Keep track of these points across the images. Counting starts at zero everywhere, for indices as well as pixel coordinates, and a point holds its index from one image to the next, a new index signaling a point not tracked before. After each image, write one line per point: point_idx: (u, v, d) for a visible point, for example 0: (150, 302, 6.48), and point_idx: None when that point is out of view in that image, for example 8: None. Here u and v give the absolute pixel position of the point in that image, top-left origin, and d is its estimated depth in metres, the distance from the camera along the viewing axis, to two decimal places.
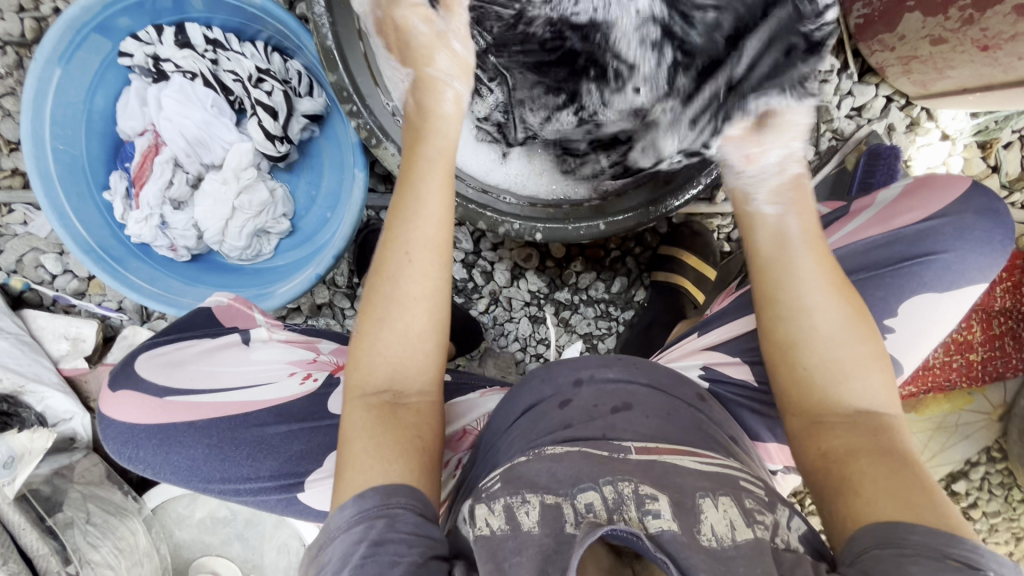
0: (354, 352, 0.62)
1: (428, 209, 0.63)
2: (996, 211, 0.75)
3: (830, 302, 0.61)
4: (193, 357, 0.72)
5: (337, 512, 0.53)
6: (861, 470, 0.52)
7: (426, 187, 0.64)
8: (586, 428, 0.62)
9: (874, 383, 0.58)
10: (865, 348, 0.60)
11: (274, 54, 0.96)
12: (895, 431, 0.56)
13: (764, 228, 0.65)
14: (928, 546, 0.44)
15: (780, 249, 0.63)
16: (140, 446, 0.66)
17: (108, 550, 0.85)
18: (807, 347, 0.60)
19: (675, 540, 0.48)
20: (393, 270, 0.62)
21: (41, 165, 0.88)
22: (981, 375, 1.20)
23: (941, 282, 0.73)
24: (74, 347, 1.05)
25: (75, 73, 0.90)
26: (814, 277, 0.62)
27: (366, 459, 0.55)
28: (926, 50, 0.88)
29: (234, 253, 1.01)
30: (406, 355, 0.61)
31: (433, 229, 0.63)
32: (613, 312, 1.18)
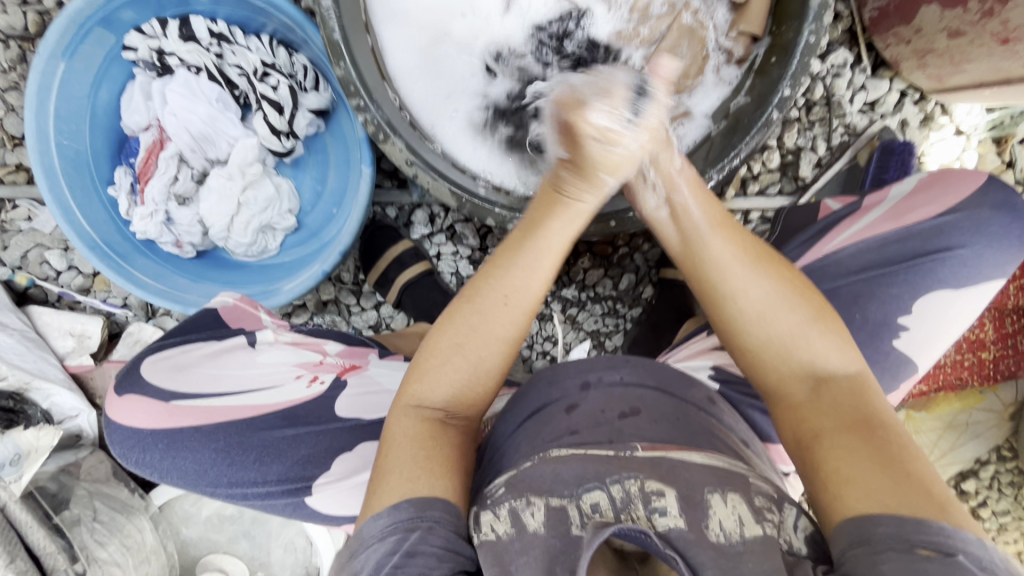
0: (420, 361, 0.62)
1: (541, 264, 0.62)
2: (1014, 205, 0.73)
3: (754, 279, 0.61)
4: (198, 360, 0.72)
5: (369, 521, 0.53)
6: (827, 454, 0.53)
7: (546, 247, 0.62)
8: (593, 434, 0.61)
9: (825, 345, 0.59)
10: (801, 313, 0.60)
11: (279, 48, 0.94)
12: (867, 395, 0.57)
13: (675, 221, 0.65)
14: (896, 538, 0.44)
15: (692, 242, 0.64)
16: (147, 450, 0.65)
17: (115, 547, 0.84)
18: (743, 327, 0.61)
19: (681, 537, 0.48)
20: (484, 304, 0.61)
21: (46, 160, 0.87)
22: (993, 373, 1.19)
23: (957, 279, 0.71)
24: (80, 343, 1.05)
25: (78, 67, 0.89)
26: (732, 261, 0.62)
27: (408, 468, 0.55)
28: (943, 43, 0.86)
29: (239, 250, 1.00)
30: (471, 385, 0.62)
31: (538, 285, 0.62)
32: (621, 309, 1.17)
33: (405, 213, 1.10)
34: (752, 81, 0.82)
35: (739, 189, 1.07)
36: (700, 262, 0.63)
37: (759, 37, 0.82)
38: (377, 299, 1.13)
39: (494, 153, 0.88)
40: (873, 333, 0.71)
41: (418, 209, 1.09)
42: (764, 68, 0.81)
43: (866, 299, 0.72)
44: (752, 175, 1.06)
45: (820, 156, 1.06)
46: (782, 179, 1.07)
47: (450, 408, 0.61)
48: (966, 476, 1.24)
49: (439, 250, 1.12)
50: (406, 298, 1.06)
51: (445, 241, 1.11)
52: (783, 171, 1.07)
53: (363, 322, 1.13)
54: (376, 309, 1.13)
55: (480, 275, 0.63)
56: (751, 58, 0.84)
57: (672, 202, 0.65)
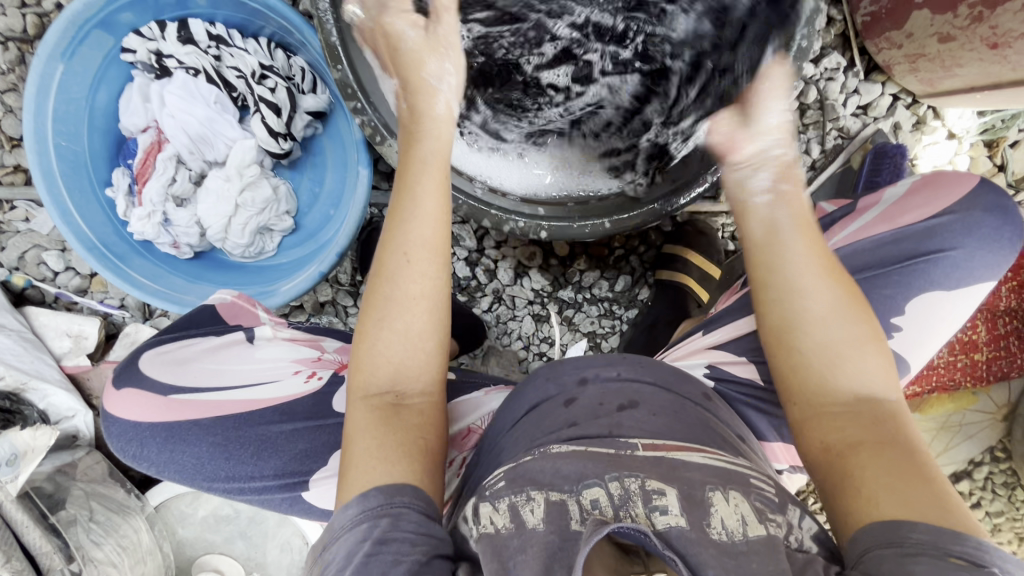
0: (358, 351, 0.63)
1: (425, 206, 0.64)
2: (1005, 208, 0.74)
3: (818, 289, 0.61)
4: (197, 355, 0.73)
5: (339, 513, 0.54)
6: (863, 465, 0.52)
7: (421, 194, 0.65)
8: (591, 427, 0.62)
9: (872, 367, 0.59)
10: (860, 330, 0.60)
11: (278, 51, 0.95)
12: (901, 420, 0.56)
13: (755, 215, 0.66)
14: (929, 544, 0.44)
15: (774, 234, 0.64)
16: (145, 444, 0.66)
17: (112, 547, 0.84)
18: (800, 324, 0.61)
19: (682, 536, 0.48)
20: (392, 271, 0.63)
21: (44, 161, 0.87)
22: (986, 375, 1.20)
23: (950, 280, 0.72)
24: (77, 344, 1.05)
25: (77, 69, 0.90)
26: (799, 272, 0.62)
27: (365, 461, 0.56)
28: (934, 48, 0.87)
29: (237, 251, 1.00)
30: (408, 356, 0.62)
31: (432, 230, 0.64)
32: (617, 311, 1.17)
33: None
34: None
35: None
36: (769, 263, 0.64)
37: None
38: None
39: (488, 155, 0.89)
40: None
41: None
42: None
43: None
44: None
45: (815, 159, 1.08)
46: None
47: (396, 389, 0.62)
48: (960, 477, 1.25)
49: None
50: None
51: None
52: None
53: None
54: None
55: (382, 251, 0.65)
56: None
57: (740, 202, 0.67)
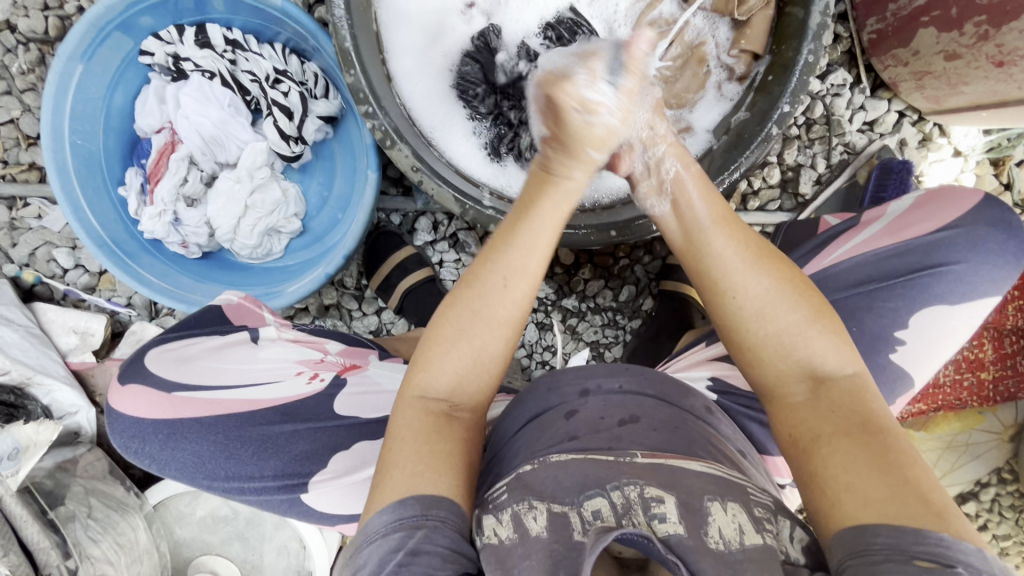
0: (421, 352, 0.63)
1: (537, 246, 0.62)
2: (1010, 223, 0.74)
3: (755, 278, 0.60)
4: (201, 353, 0.73)
5: (375, 516, 0.54)
6: (827, 460, 0.52)
7: (538, 228, 0.62)
8: (592, 440, 0.61)
9: (823, 346, 0.58)
10: (801, 312, 0.60)
11: (292, 56, 0.97)
12: (864, 396, 0.57)
13: (676, 215, 0.65)
14: (893, 548, 0.45)
15: (693, 233, 0.63)
16: (146, 442, 0.66)
17: (108, 545, 0.84)
18: (742, 322, 0.60)
19: (682, 544, 0.48)
20: (483, 288, 0.61)
21: (59, 159, 0.89)
22: (993, 395, 1.19)
23: (953, 294, 0.72)
24: (83, 341, 1.05)
25: (96, 69, 0.91)
26: (730, 260, 0.61)
27: (410, 462, 0.56)
28: (940, 65, 0.87)
29: (244, 252, 1.01)
30: (472, 374, 0.62)
31: (536, 265, 0.62)
32: (620, 321, 1.17)
33: (409, 220, 1.12)
34: (752, 98, 0.84)
35: (740, 204, 1.09)
36: (700, 253, 0.63)
37: (760, 55, 0.84)
38: (378, 305, 1.14)
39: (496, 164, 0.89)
40: (868, 348, 0.71)
41: (422, 216, 1.10)
42: (763, 86, 0.83)
43: (862, 313, 0.72)
44: (752, 191, 1.08)
45: (820, 174, 1.08)
46: (782, 195, 1.09)
47: (456, 396, 0.62)
48: (966, 498, 1.23)
49: (440, 258, 1.13)
50: (406, 303, 1.08)
51: (448, 249, 1.12)
52: (783, 187, 1.09)
53: (363, 327, 1.15)
54: (377, 315, 1.15)
55: (485, 254, 0.63)
56: (752, 75, 0.85)
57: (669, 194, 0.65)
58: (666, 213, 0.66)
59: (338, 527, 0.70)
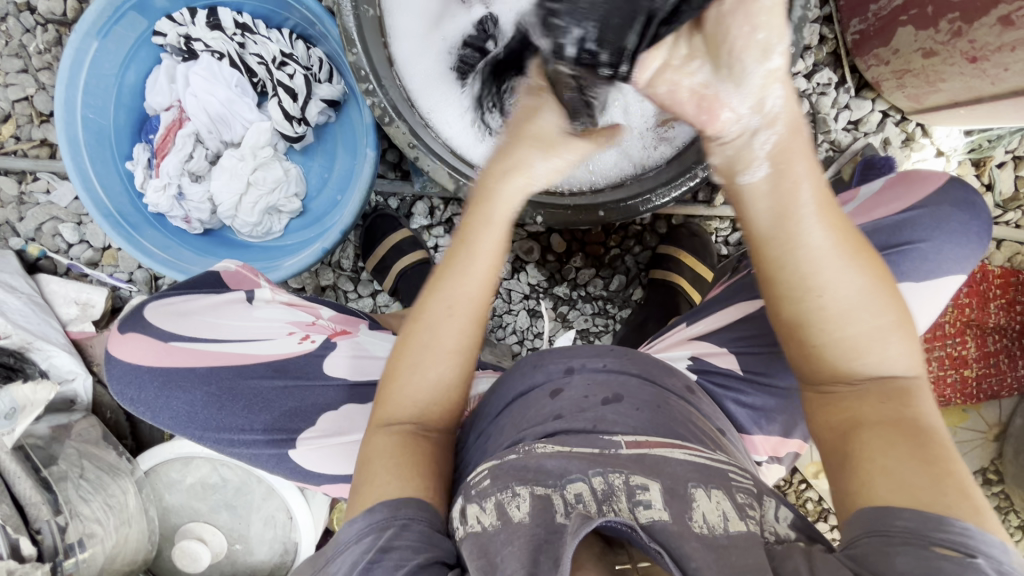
0: (388, 379, 0.64)
1: (473, 266, 0.62)
2: (973, 203, 0.78)
3: (846, 275, 0.55)
4: (198, 309, 0.76)
5: (346, 525, 0.55)
6: (866, 445, 0.52)
7: (474, 251, 0.62)
8: (577, 420, 0.64)
9: (899, 351, 0.55)
10: (886, 316, 0.56)
11: (299, 41, 1.00)
12: (913, 397, 0.54)
13: (769, 196, 0.55)
14: (915, 532, 0.45)
15: (789, 218, 0.55)
16: (142, 388, 0.70)
17: (98, 505, 0.86)
18: (819, 320, 0.55)
19: (665, 530, 0.50)
20: (429, 319, 0.63)
21: (71, 131, 0.93)
22: (976, 393, 1.20)
23: (919, 272, 0.74)
24: (83, 312, 1.08)
25: (110, 47, 0.95)
26: (827, 255, 0.55)
27: (383, 478, 0.57)
28: (918, 63, 0.91)
29: (245, 229, 1.04)
30: (436, 397, 0.63)
31: (478, 288, 0.63)
32: (611, 309, 1.20)
33: (406, 205, 1.15)
34: None
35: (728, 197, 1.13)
36: (793, 245, 0.55)
37: None
38: (374, 287, 1.17)
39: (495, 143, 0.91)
40: None
41: (419, 200, 1.14)
42: None
43: None
44: None
45: None
46: None
47: (419, 418, 0.63)
48: None
49: (436, 242, 1.17)
50: (401, 285, 1.11)
51: (444, 234, 1.16)
52: None
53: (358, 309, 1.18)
54: (372, 297, 1.17)
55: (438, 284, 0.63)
56: None
57: (745, 174, 0.56)
58: (757, 188, 0.56)
59: (322, 488, 0.72)
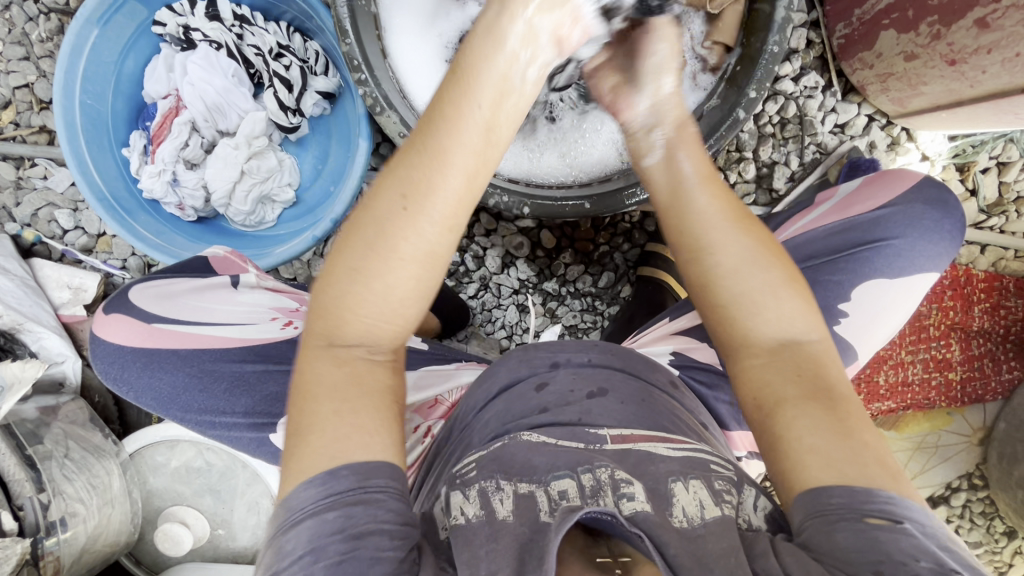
0: (327, 306, 0.53)
1: (448, 165, 0.51)
2: (946, 202, 0.79)
3: (734, 238, 0.61)
4: (181, 292, 0.76)
5: (296, 493, 0.48)
6: (790, 424, 0.53)
7: (442, 159, 0.51)
8: (561, 413, 0.65)
9: (791, 309, 0.59)
10: (776, 274, 0.60)
11: (296, 34, 1.03)
12: (821, 364, 0.57)
13: (664, 168, 0.65)
14: (847, 507, 0.47)
15: (682, 185, 0.64)
16: (125, 368, 0.71)
17: (81, 484, 0.86)
18: (718, 279, 0.61)
19: (647, 520, 0.50)
20: (380, 216, 0.52)
21: (68, 115, 0.94)
22: (961, 396, 1.21)
23: (892, 267, 0.76)
24: (75, 296, 1.09)
25: (110, 35, 0.97)
26: (716, 218, 0.62)
27: (332, 426, 0.49)
28: (901, 66, 0.93)
29: (238, 218, 1.06)
30: (383, 316, 0.53)
31: (451, 185, 0.52)
32: (599, 306, 1.21)
33: None
34: (724, 88, 0.89)
35: None
36: (686, 208, 0.63)
37: (731, 48, 0.89)
38: None
39: None
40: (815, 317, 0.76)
41: None
42: (732, 77, 0.89)
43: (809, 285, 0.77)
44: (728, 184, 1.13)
45: (793, 171, 1.13)
46: (757, 191, 1.14)
47: (366, 344, 0.53)
48: (937, 502, 1.24)
49: None
50: None
51: None
52: (758, 183, 1.14)
53: None
54: None
55: (401, 205, 0.51)
56: (723, 67, 0.91)
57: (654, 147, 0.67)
58: (655, 166, 0.66)
59: None
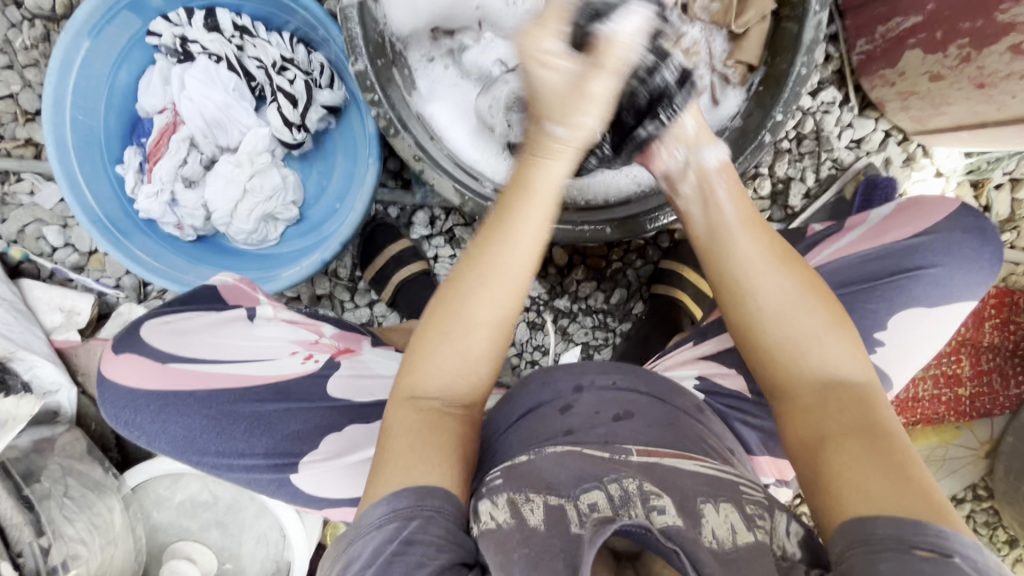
0: (411, 355, 0.61)
1: (526, 233, 0.60)
2: (985, 230, 0.78)
3: (773, 277, 0.63)
4: (200, 327, 0.74)
5: (367, 509, 0.52)
6: (835, 458, 0.53)
7: (524, 218, 0.60)
8: (590, 434, 0.60)
9: (837, 350, 0.59)
10: (821, 318, 0.61)
11: (299, 45, 0.97)
12: (874, 404, 0.57)
13: (704, 208, 0.70)
14: (894, 538, 0.45)
15: (718, 230, 0.68)
16: (139, 412, 0.68)
17: (83, 525, 0.83)
18: (756, 320, 0.63)
19: (681, 535, 0.47)
20: (461, 290, 0.60)
21: (59, 132, 0.89)
22: (969, 411, 1.21)
23: (931, 297, 0.76)
24: (68, 319, 1.04)
25: (102, 47, 0.92)
26: (755, 259, 0.65)
27: (404, 457, 0.54)
28: (925, 86, 0.92)
29: (240, 237, 1.01)
30: (462, 372, 0.60)
31: (525, 254, 0.60)
32: (611, 323, 1.19)
33: (406, 214, 1.13)
34: (750, 107, 0.86)
35: None
36: (726, 248, 0.66)
37: (755, 67, 0.87)
38: (370, 297, 1.15)
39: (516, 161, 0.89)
40: None
41: (420, 210, 1.12)
42: (758, 96, 0.86)
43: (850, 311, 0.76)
44: None
45: (809, 187, 1.11)
46: (772, 207, 1.12)
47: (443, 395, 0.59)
48: None
49: (436, 252, 1.14)
50: (400, 297, 1.08)
51: (444, 244, 1.13)
52: (774, 199, 1.12)
53: (355, 318, 1.15)
54: (369, 307, 1.15)
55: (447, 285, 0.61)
56: (748, 85, 0.88)
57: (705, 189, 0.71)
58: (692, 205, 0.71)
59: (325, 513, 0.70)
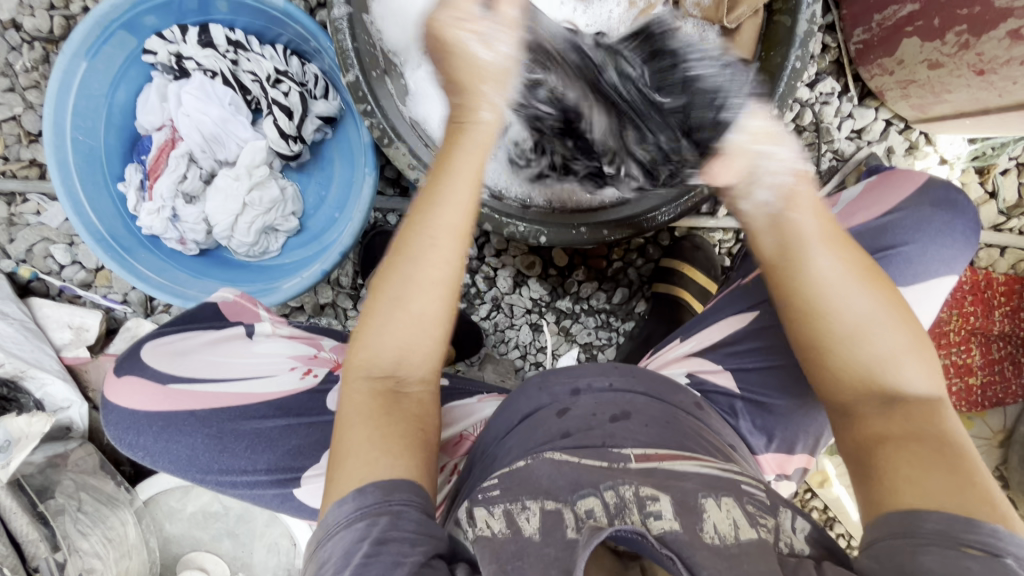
0: (360, 328, 0.62)
1: (460, 190, 0.62)
2: (954, 201, 0.78)
3: (858, 294, 0.59)
4: (197, 347, 0.75)
5: (333, 508, 0.53)
6: (890, 459, 0.52)
7: (456, 175, 0.62)
8: (587, 438, 0.59)
9: (915, 371, 0.57)
10: (902, 336, 0.58)
11: (293, 57, 0.99)
12: (936, 415, 0.56)
13: (776, 227, 0.60)
14: (942, 534, 0.45)
15: (791, 243, 0.60)
16: (141, 433, 0.69)
17: (96, 539, 0.85)
18: (831, 335, 0.59)
19: (676, 540, 0.47)
20: (413, 251, 0.61)
21: (60, 153, 0.91)
22: (982, 400, 1.19)
23: (906, 276, 0.74)
24: (77, 336, 1.06)
25: (100, 67, 0.93)
26: (838, 278, 0.59)
27: (364, 450, 0.55)
28: (924, 74, 0.90)
29: (242, 249, 1.01)
30: (417, 342, 0.61)
31: (463, 212, 0.62)
32: (614, 322, 1.18)
33: None
34: None
35: None
36: (797, 268, 0.60)
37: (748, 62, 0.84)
38: None
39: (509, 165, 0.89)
40: None
41: None
42: None
43: None
44: None
45: None
46: None
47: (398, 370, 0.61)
48: None
49: None
50: None
51: None
52: None
53: None
54: None
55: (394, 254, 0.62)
56: None
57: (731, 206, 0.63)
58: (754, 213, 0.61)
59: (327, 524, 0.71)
